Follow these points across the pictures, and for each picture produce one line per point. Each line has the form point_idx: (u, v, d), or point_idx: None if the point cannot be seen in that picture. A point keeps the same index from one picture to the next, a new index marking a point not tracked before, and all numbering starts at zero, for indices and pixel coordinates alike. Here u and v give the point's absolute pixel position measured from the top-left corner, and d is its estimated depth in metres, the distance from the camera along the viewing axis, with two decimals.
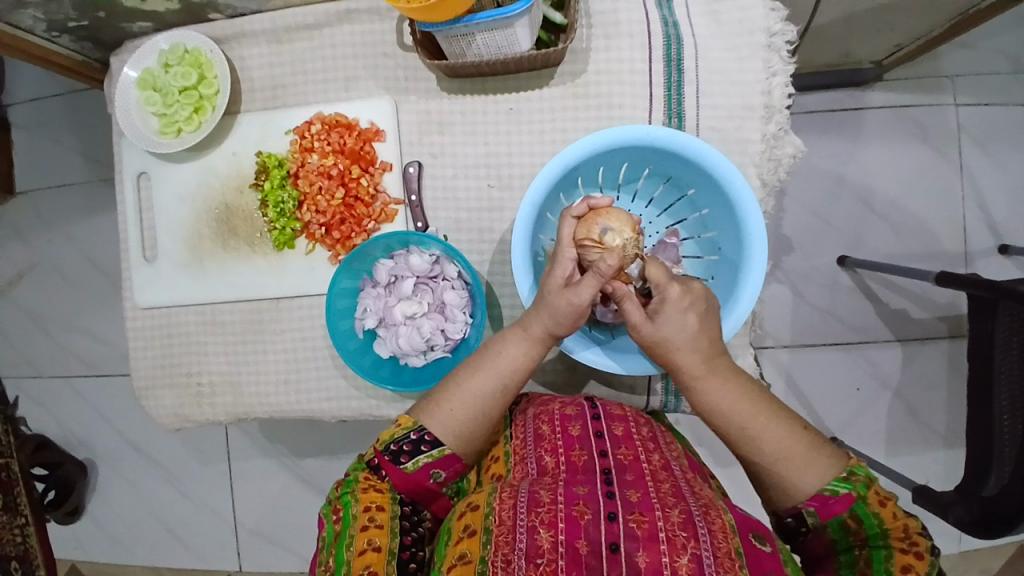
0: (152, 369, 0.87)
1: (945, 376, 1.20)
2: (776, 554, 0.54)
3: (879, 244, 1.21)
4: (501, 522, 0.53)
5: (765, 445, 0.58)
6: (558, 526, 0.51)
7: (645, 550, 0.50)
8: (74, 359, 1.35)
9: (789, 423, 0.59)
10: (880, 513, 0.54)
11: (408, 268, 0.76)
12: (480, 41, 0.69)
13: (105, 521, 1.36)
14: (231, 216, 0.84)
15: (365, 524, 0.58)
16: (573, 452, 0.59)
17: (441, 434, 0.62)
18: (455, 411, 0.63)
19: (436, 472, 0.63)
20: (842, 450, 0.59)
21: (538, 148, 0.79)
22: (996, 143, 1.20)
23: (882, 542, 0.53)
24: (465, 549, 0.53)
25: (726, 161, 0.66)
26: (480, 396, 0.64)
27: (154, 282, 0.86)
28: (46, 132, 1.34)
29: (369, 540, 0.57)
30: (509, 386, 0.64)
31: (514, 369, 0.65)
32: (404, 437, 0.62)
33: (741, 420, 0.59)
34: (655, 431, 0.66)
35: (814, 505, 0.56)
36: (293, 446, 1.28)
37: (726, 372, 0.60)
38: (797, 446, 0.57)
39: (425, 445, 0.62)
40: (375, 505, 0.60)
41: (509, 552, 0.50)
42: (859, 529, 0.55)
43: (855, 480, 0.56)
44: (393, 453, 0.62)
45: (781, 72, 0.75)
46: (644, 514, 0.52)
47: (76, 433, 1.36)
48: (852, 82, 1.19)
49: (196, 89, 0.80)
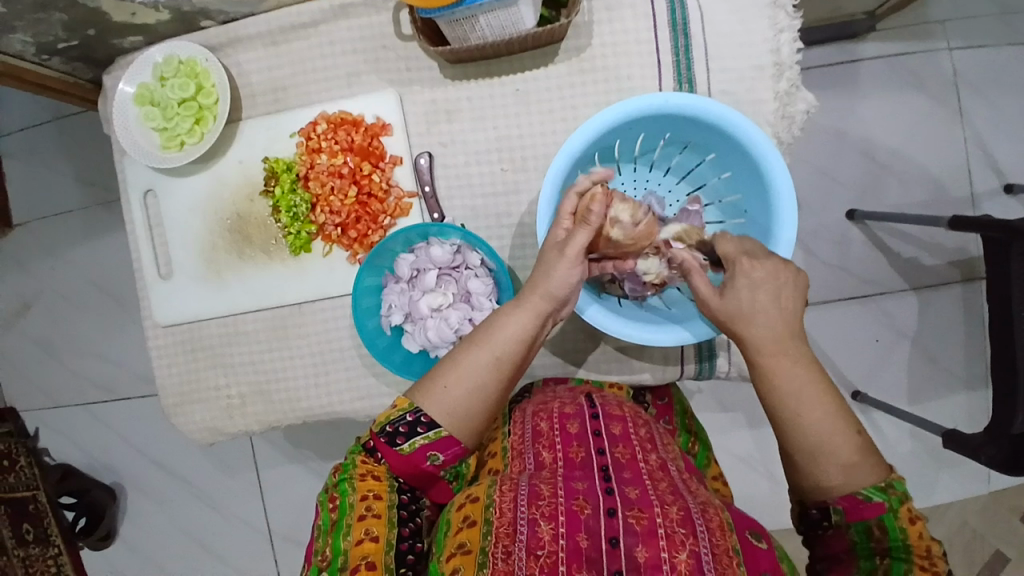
0: (178, 385, 0.86)
1: (962, 319, 1.20)
2: (773, 552, 0.56)
3: (887, 194, 1.21)
4: (501, 514, 0.53)
5: (812, 432, 0.56)
6: (558, 520, 0.53)
7: (645, 545, 0.51)
8: (90, 385, 1.35)
9: (845, 424, 0.56)
10: (906, 529, 0.53)
11: (430, 260, 0.75)
12: (484, 24, 0.68)
13: (138, 543, 1.36)
14: (244, 225, 0.83)
15: (362, 513, 0.59)
16: (571, 450, 0.61)
17: (437, 414, 0.61)
18: (449, 389, 0.62)
19: (433, 455, 0.62)
20: (888, 464, 0.57)
21: (549, 128, 0.78)
22: (995, 82, 1.20)
23: (904, 555, 0.52)
24: (464, 539, 0.54)
25: (749, 122, 0.64)
26: (474, 371, 0.63)
27: (173, 299, 0.85)
28: (40, 159, 1.32)
29: (366, 530, 0.58)
30: (502, 360, 0.63)
31: (507, 342, 0.63)
32: (400, 419, 0.62)
33: (796, 404, 0.57)
34: (654, 431, 0.65)
35: (844, 504, 0.54)
36: (320, 451, 1.28)
37: (795, 356, 0.58)
38: (846, 446, 0.56)
39: (421, 427, 0.61)
40: (372, 493, 0.60)
41: (509, 544, 0.51)
42: (881, 539, 0.53)
43: (891, 492, 0.54)
44: (388, 436, 0.62)
45: (789, 28, 0.74)
46: (643, 511, 0.53)
47: (102, 458, 1.35)
48: (848, 34, 1.18)
49: (195, 100, 0.79)
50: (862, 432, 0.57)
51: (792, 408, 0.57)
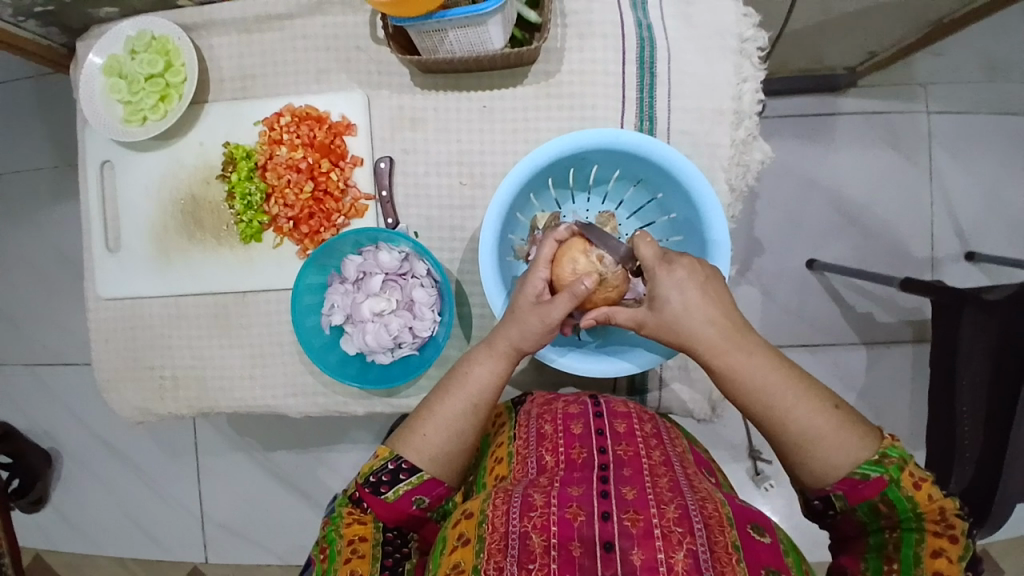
0: (114, 361, 0.85)
1: (910, 377, 1.22)
2: (776, 545, 0.54)
3: (850, 248, 1.23)
4: (494, 529, 0.53)
5: (791, 421, 0.57)
6: (550, 530, 0.51)
7: (640, 547, 0.49)
8: (39, 348, 1.32)
9: (819, 404, 0.57)
10: (913, 497, 0.53)
11: (376, 265, 0.75)
12: (453, 38, 0.68)
13: (69, 514, 1.33)
14: (197, 208, 0.83)
15: (348, 555, 0.60)
16: (573, 451, 0.61)
17: (418, 460, 0.62)
18: (428, 436, 0.63)
19: (418, 499, 0.62)
20: (878, 429, 0.57)
21: (511, 146, 0.78)
22: (964, 151, 1.23)
23: (915, 525, 0.54)
24: (458, 559, 0.53)
25: (692, 165, 0.67)
26: (452, 417, 0.63)
27: (119, 274, 0.84)
28: (12, 116, 1.30)
29: (352, 571, 0.59)
30: (479, 406, 0.64)
31: (483, 388, 0.64)
32: (382, 469, 0.61)
33: (769, 399, 0.57)
34: (660, 426, 0.67)
35: (843, 488, 0.55)
36: (263, 439, 1.27)
37: (750, 349, 0.59)
38: (826, 427, 0.56)
39: (402, 474, 0.61)
40: (358, 536, 0.62)
41: (501, 560, 0.50)
42: (890, 513, 0.55)
43: (888, 463, 0.54)
44: (372, 485, 0.62)
45: (752, 78, 0.76)
46: (639, 513, 0.52)
47: (42, 423, 1.33)
48: (827, 88, 1.21)
49: (162, 77, 0.78)
50: (840, 406, 0.57)
51: (765, 405, 0.58)
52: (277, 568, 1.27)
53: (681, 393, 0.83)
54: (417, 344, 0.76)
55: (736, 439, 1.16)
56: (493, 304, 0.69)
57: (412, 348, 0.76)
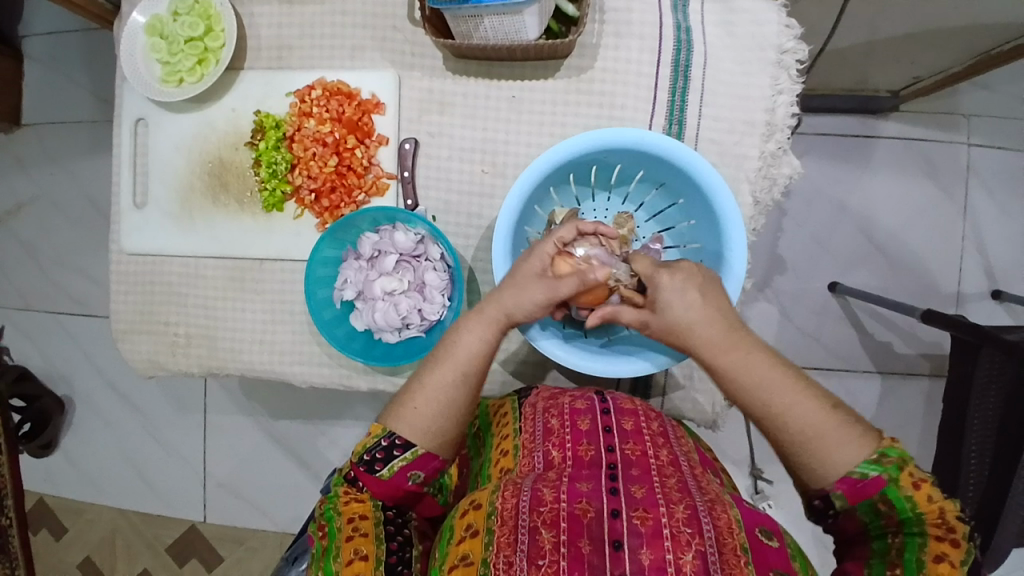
0: (130, 314, 0.87)
1: (922, 412, 1.20)
2: (783, 549, 0.54)
3: (873, 274, 1.21)
4: (503, 522, 0.52)
5: (792, 422, 0.55)
6: (559, 526, 0.52)
7: (649, 546, 0.50)
8: (64, 296, 1.35)
9: (817, 399, 0.55)
10: (912, 497, 0.52)
11: (392, 244, 0.76)
12: (489, 25, 0.68)
13: (77, 459, 1.37)
14: (224, 171, 0.84)
15: (350, 534, 0.58)
16: (580, 448, 0.61)
17: (411, 434, 0.61)
18: (419, 408, 0.62)
19: (414, 474, 0.61)
20: (877, 429, 0.55)
21: (536, 139, 0.78)
22: (1003, 187, 1.20)
23: (917, 529, 0.52)
24: (467, 550, 0.53)
25: (715, 173, 0.67)
26: (440, 387, 0.62)
27: (142, 228, 0.86)
28: (58, 68, 1.33)
29: (355, 550, 0.57)
30: (468, 372, 0.63)
31: (472, 356, 0.63)
32: (376, 445, 0.61)
33: (767, 394, 0.56)
34: (666, 425, 0.67)
35: (843, 487, 0.53)
36: (268, 407, 1.29)
37: (745, 345, 0.58)
38: (825, 423, 0.54)
39: (397, 449, 0.61)
40: (358, 515, 0.60)
41: (511, 554, 0.50)
42: (890, 514, 0.53)
43: (886, 462, 0.53)
44: (367, 462, 0.61)
45: (788, 91, 0.75)
46: (648, 512, 0.53)
47: (59, 369, 1.36)
48: (867, 109, 1.18)
49: (202, 41, 0.80)
50: (838, 407, 0.56)
51: (762, 400, 0.56)
52: (268, 534, 1.29)
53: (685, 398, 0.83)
54: (424, 326, 0.77)
55: (736, 454, 1.16)
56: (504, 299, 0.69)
57: (419, 330, 0.77)
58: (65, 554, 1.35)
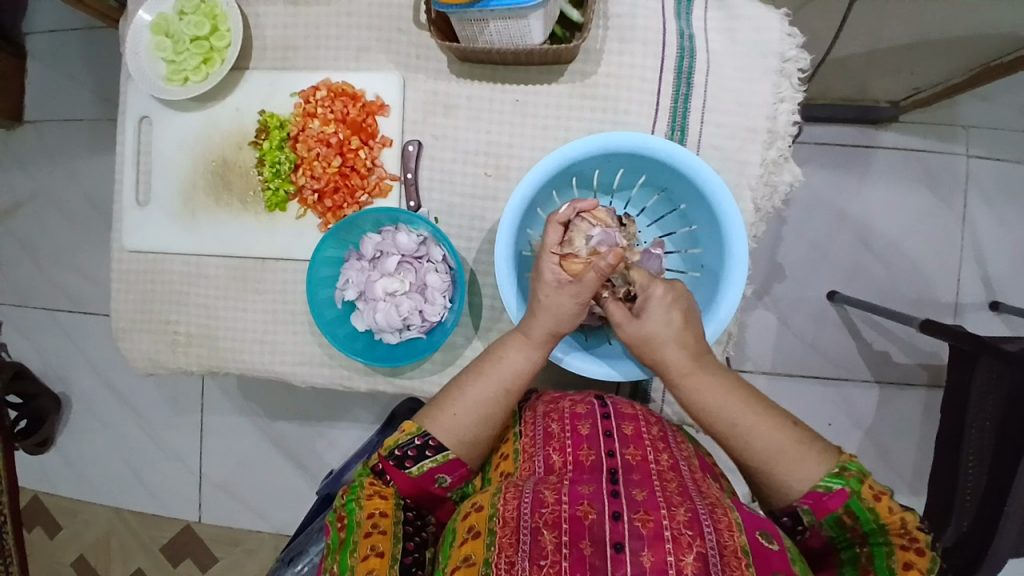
0: (131, 311, 0.87)
1: (918, 421, 1.20)
2: (784, 553, 0.54)
3: (872, 283, 1.21)
4: (505, 522, 0.53)
5: (757, 443, 0.58)
6: (561, 528, 0.52)
7: (650, 549, 0.50)
8: (62, 294, 1.35)
9: (780, 420, 0.59)
10: (875, 508, 0.54)
11: (394, 245, 0.76)
12: (494, 29, 0.69)
13: (73, 457, 1.37)
14: (227, 170, 0.84)
15: (369, 529, 0.58)
16: (580, 452, 0.60)
17: (445, 439, 0.62)
18: (457, 416, 0.63)
19: (440, 477, 0.63)
20: (836, 445, 0.59)
21: (539, 143, 0.79)
22: (1001, 198, 1.20)
23: (883, 538, 0.54)
24: (469, 552, 0.53)
25: (717, 178, 0.67)
26: (482, 401, 0.64)
27: (144, 226, 0.86)
28: (62, 66, 1.33)
29: (372, 546, 0.57)
30: (509, 392, 0.64)
31: (516, 374, 0.64)
32: (409, 443, 0.62)
33: (733, 417, 0.59)
34: (666, 430, 0.67)
35: (809, 502, 0.56)
36: (266, 407, 1.29)
37: (713, 371, 0.61)
38: (788, 442, 0.58)
39: (430, 450, 0.62)
40: (379, 511, 0.60)
41: (512, 554, 0.51)
42: (855, 526, 0.55)
43: (848, 475, 0.56)
44: (398, 458, 0.62)
45: (790, 99, 0.75)
46: (649, 513, 0.53)
47: (56, 367, 1.36)
48: (866, 119, 1.19)
49: (207, 40, 0.80)
50: (798, 423, 0.59)
51: (728, 422, 0.59)
52: (263, 535, 1.28)
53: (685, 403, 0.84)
54: (425, 327, 0.77)
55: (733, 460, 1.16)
56: (506, 300, 0.69)
57: (420, 331, 0.77)
58: (59, 554, 1.34)
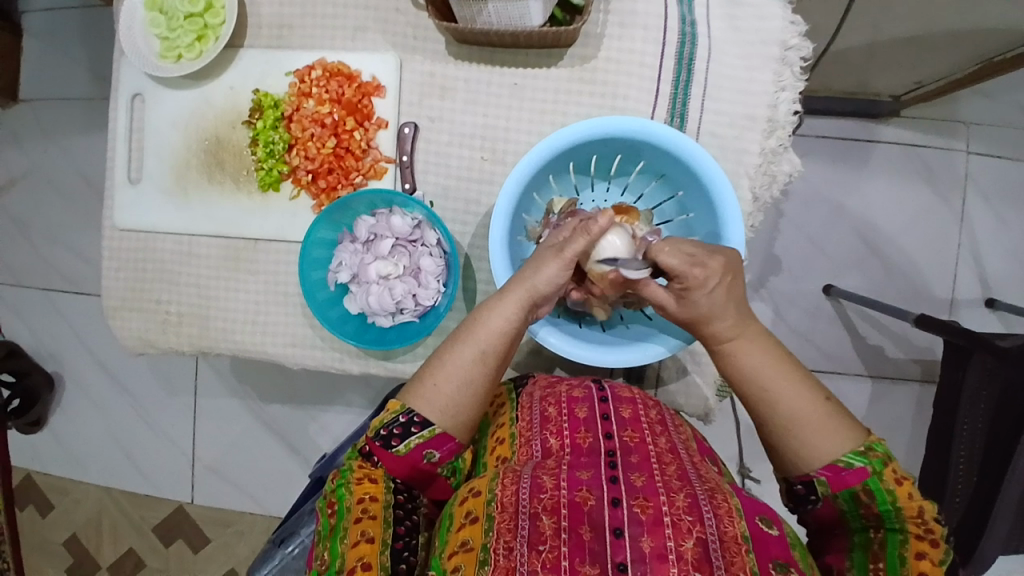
0: (122, 290, 0.86)
1: (910, 416, 1.20)
2: (784, 537, 0.54)
3: (867, 278, 1.21)
4: (503, 508, 0.52)
5: (784, 407, 0.57)
6: (560, 513, 0.52)
7: (650, 534, 0.50)
8: (55, 273, 1.34)
9: (812, 391, 0.58)
10: (894, 491, 0.54)
11: (388, 228, 0.75)
12: (493, 9, 0.67)
13: (65, 437, 1.36)
14: (220, 150, 0.83)
15: (359, 516, 0.58)
16: (578, 435, 0.60)
17: (429, 412, 0.61)
18: (438, 387, 0.62)
19: (428, 453, 0.62)
20: (864, 424, 0.58)
21: (536, 127, 0.78)
22: (999, 195, 1.20)
23: (899, 524, 0.54)
24: (467, 536, 0.53)
25: (715, 164, 0.66)
26: (461, 366, 0.62)
27: (137, 204, 0.85)
28: (57, 42, 1.32)
29: (362, 532, 0.57)
30: (488, 353, 0.63)
31: (492, 336, 0.63)
32: (393, 421, 0.61)
33: (764, 380, 0.58)
34: (664, 413, 0.67)
35: (827, 474, 0.56)
36: (258, 390, 1.28)
37: (751, 335, 0.59)
38: (816, 413, 0.57)
39: (414, 426, 0.61)
40: (368, 496, 0.59)
41: (511, 539, 0.50)
42: (870, 504, 0.55)
43: (872, 455, 0.55)
44: (382, 438, 0.61)
45: (790, 88, 0.74)
46: (648, 500, 0.53)
47: (48, 346, 1.35)
48: (867, 113, 1.18)
49: (202, 17, 0.79)
50: (831, 399, 0.58)
51: (758, 385, 0.58)
52: (252, 519, 1.28)
53: (677, 392, 0.84)
54: (418, 312, 0.76)
55: (724, 450, 1.17)
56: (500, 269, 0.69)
57: (413, 316, 0.77)
58: (50, 533, 1.34)
